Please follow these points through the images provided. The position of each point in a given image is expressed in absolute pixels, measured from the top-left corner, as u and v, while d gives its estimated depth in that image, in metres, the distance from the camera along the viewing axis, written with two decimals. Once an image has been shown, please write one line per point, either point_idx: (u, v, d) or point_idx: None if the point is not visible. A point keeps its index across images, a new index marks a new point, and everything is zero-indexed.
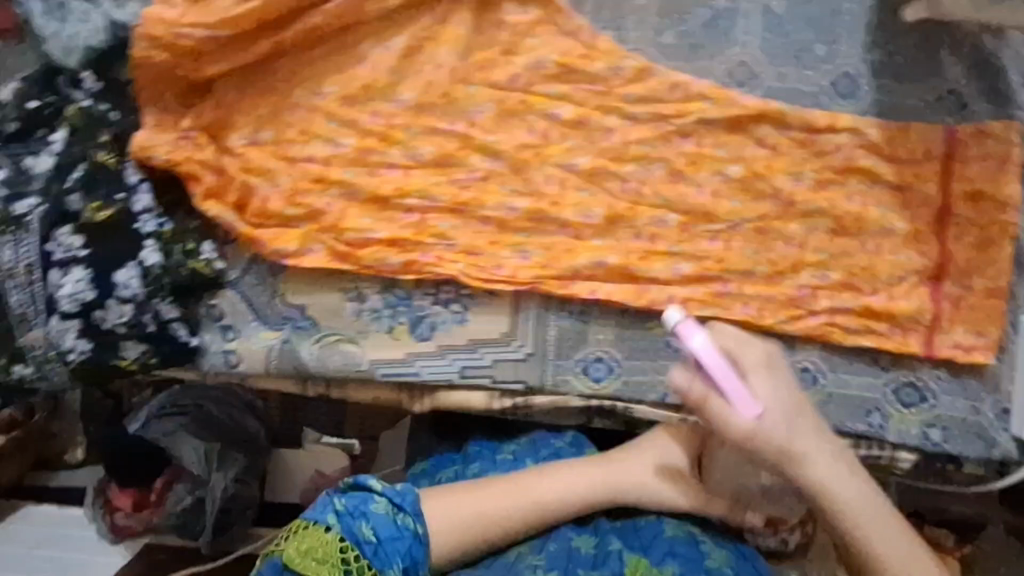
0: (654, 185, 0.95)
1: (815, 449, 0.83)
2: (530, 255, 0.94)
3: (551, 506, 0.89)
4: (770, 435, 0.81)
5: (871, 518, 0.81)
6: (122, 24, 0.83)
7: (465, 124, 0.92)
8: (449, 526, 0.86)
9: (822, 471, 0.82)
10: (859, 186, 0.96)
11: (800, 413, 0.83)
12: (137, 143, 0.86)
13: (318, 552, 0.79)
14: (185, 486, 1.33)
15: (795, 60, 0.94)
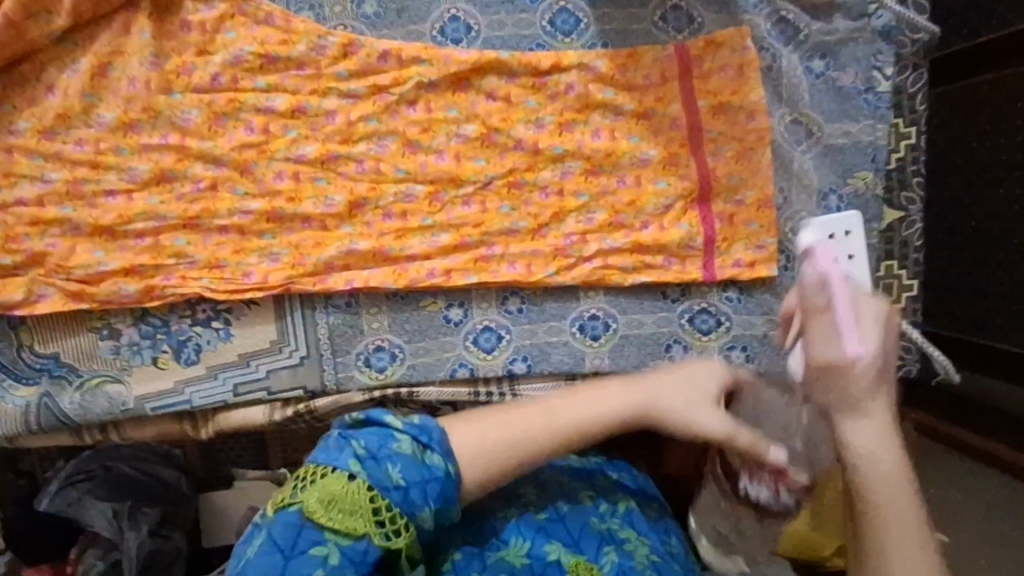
0: (390, 159, 0.91)
1: (883, 432, 0.65)
2: (280, 256, 0.91)
3: (579, 436, 0.71)
4: (839, 365, 0.65)
5: (913, 542, 0.62)
6: None
7: (177, 134, 0.88)
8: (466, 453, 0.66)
9: (870, 436, 0.65)
10: (604, 121, 0.93)
11: (884, 368, 0.65)
12: None
13: (344, 506, 0.58)
14: (96, 551, 1.19)
15: (507, 5, 0.90)
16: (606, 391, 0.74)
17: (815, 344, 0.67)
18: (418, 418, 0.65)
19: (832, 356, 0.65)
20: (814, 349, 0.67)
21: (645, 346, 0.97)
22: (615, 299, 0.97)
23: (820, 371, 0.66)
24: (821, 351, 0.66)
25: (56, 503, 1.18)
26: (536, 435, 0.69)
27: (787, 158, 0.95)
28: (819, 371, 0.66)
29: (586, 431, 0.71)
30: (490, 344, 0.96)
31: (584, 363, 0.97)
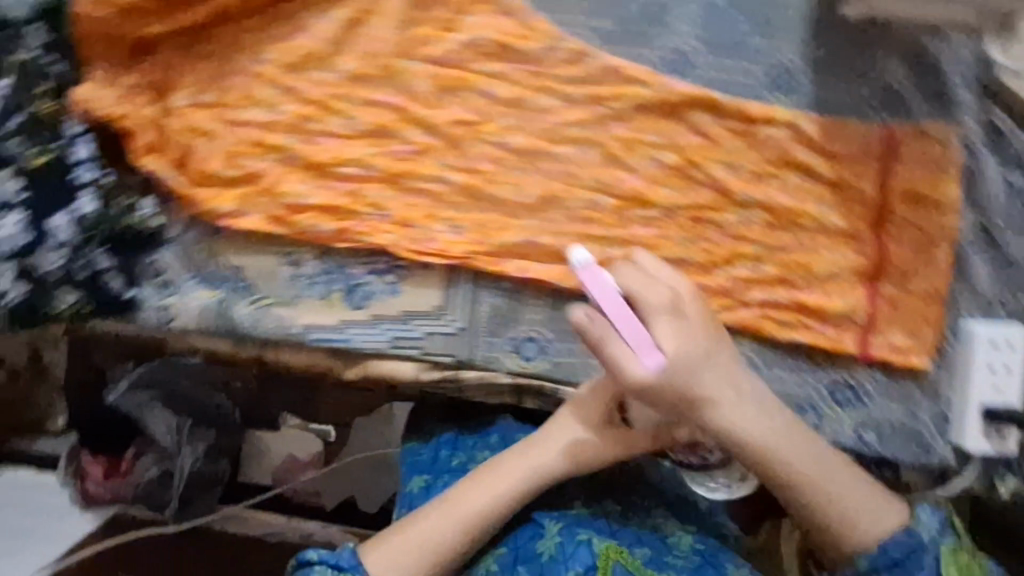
0: (588, 167, 0.96)
1: (704, 374, 0.85)
2: (464, 230, 0.96)
3: (469, 519, 0.89)
4: (702, 379, 0.85)
5: (824, 464, 0.87)
6: None
7: (403, 97, 0.94)
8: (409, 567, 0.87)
9: (796, 464, 0.86)
10: (796, 181, 0.96)
11: (631, 350, 0.83)
12: (78, 97, 0.87)
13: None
14: (150, 458, 1.40)
15: (733, 52, 0.93)
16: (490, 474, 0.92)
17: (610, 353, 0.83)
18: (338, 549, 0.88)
19: (615, 371, 0.83)
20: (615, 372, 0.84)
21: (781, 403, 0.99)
22: (763, 351, 0.99)
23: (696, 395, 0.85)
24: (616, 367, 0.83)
25: (124, 404, 1.36)
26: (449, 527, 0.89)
27: (964, 260, 0.96)
28: (645, 391, 0.84)
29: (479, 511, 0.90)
30: None
31: None
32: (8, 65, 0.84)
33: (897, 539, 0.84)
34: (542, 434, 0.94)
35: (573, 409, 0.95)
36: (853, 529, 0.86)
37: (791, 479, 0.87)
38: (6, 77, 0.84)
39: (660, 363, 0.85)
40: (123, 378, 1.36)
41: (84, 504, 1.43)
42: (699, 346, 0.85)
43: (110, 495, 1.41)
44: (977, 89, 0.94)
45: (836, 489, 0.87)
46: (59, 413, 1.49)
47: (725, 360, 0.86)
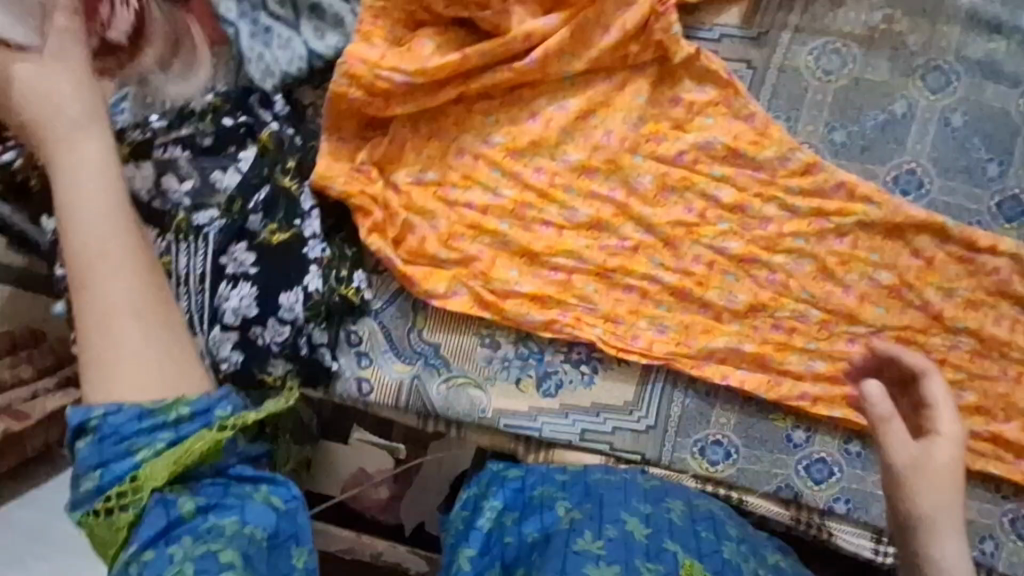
0: (801, 279, 0.95)
1: (939, 498, 0.74)
2: (668, 330, 0.94)
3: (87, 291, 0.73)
4: (918, 508, 0.73)
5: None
6: (319, 54, 0.85)
7: (625, 191, 0.93)
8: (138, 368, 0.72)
9: (954, 565, 0.71)
10: (1009, 311, 0.95)
11: (944, 483, 0.74)
12: (315, 172, 0.87)
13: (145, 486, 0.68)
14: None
15: (965, 176, 0.93)
16: (54, 158, 0.77)
17: (892, 431, 0.76)
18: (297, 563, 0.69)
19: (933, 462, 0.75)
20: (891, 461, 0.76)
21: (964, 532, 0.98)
22: None
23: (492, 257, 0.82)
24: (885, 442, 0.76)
25: None
26: (106, 350, 0.72)
27: None
28: (899, 479, 0.75)
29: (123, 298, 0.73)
30: (822, 476, 0.97)
31: None
32: (260, 138, 0.86)
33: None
34: (98, 254, 0.74)
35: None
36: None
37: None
38: (254, 150, 0.86)
39: (926, 461, 0.75)
40: None
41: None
42: (943, 486, 0.74)
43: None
44: None
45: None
46: None
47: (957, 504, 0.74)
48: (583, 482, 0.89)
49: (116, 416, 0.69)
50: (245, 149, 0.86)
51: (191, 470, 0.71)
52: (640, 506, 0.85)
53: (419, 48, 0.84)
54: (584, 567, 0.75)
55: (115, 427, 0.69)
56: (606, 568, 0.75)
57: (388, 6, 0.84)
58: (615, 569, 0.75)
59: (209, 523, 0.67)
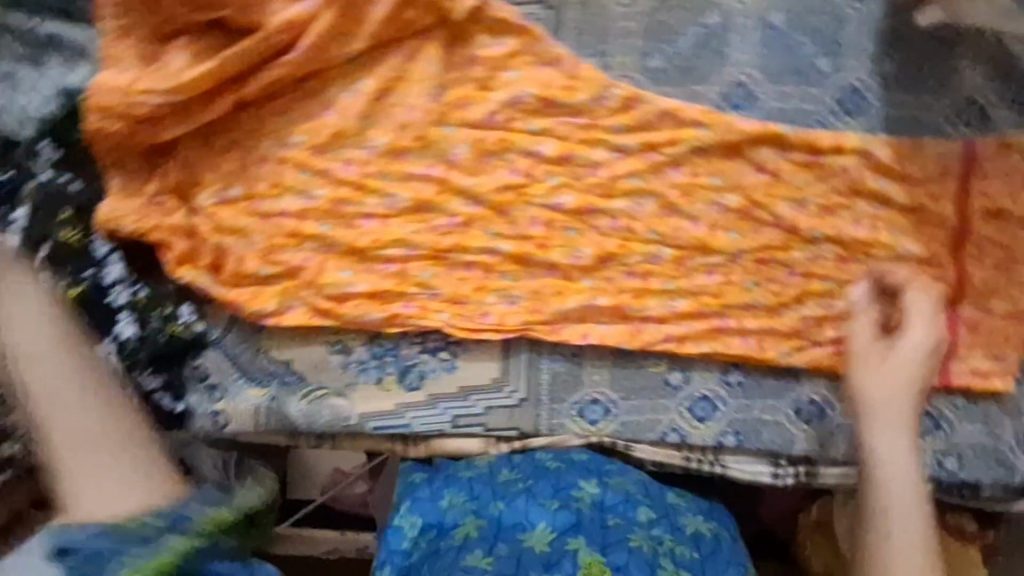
0: (645, 220, 0.90)
1: (888, 393, 0.87)
2: (519, 300, 0.91)
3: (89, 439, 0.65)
4: (870, 393, 0.88)
5: (890, 514, 0.84)
6: (74, 89, 0.83)
7: (443, 166, 0.88)
8: (88, 485, 0.63)
9: (899, 446, 0.86)
10: (868, 209, 0.90)
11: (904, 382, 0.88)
12: (102, 216, 0.84)
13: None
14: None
15: (796, 78, 0.86)
16: None
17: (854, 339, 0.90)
18: None
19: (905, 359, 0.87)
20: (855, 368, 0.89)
21: (858, 438, 0.96)
22: (837, 387, 0.95)
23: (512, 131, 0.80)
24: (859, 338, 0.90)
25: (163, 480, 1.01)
26: None
27: None
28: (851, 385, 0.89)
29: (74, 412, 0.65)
30: (704, 413, 0.95)
31: (793, 446, 0.96)
32: (29, 194, 0.83)
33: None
34: None
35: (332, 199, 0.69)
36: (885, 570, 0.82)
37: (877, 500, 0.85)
38: (26, 208, 0.83)
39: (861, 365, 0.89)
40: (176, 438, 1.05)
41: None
42: (897, 376, 0.87)
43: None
44: None
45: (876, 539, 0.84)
46: None
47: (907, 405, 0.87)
48: (494, 488, 0.90)
49: None
50: (14, 209, 0.83)
51: None
52: (552, 503, 0.88)
53: (171, 62, 0.80)
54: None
55: None
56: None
57: (130, 21, 0.80)
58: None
59: None
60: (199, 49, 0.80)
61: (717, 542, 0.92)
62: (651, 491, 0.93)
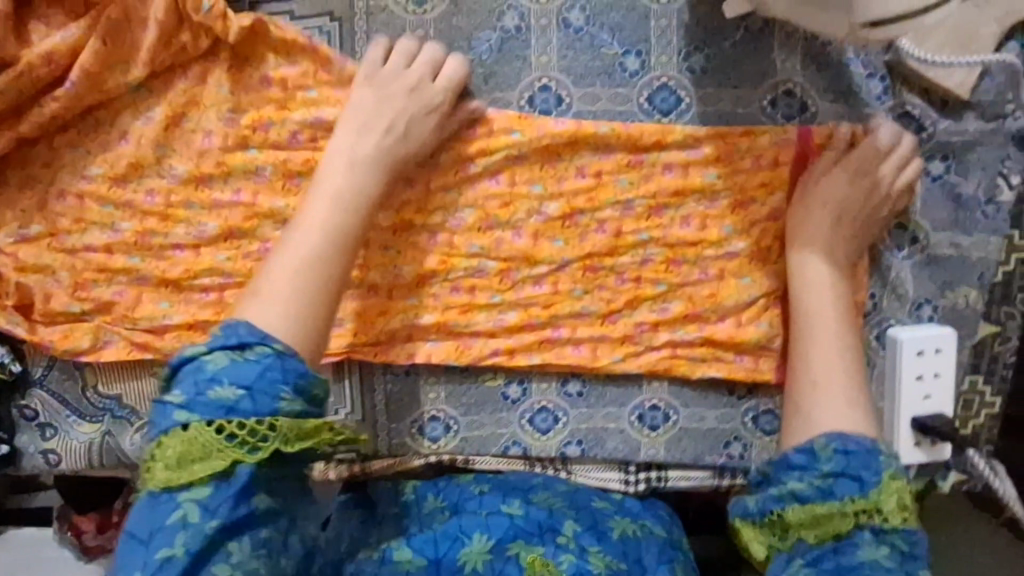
0: (464, 232, 0.88)
1: (819, 250, 0.84)
2: (342, 323, 0.89)
3: (337, 232, 0.79)
4: (815, 299, 0.84)
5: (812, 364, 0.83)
6: None
7: (250, 192, 0.86)
8: (277, 313, 0.75)
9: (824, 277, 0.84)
10: (696, 207, 0.87)
11: (856, 220, 0.84)
12: None
13: (194, 454, 0.68)
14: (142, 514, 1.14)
15: (602, 79, 0.82)
16: None
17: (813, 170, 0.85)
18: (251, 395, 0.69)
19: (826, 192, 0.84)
20: (813, 207, 0.84)
21: (706, 441, 0.94)
22: (680, 391, 0.93)
23: (437, 87, 0.82)
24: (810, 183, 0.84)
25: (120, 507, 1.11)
26: None
27: (885, 265, 0.88)
28: (800, 242, 0.84)
29: (328, 228, 0.79)
30: (547, 425, 0.93)
31: (639, 453, 0.94)
32: None
33: (855, 438, 0.75)
34: None
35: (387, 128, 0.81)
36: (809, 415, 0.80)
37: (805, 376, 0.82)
38: None
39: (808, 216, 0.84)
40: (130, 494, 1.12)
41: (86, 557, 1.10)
42: (845, 217, 0.84)
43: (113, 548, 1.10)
44: (884, 75, 0.83)
45: (807, 404, 0.81)
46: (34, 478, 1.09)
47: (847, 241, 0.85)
48: (415, 518, 0.86)
49: (200, 404, 0.69)
50: None
51: (202, 469, 0.67)
52: (482, 507, 0.86)
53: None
54: None
55: (195, 393, 0.69)
56: None
57: None
58: None
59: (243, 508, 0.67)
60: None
61: (643, 543, 0.87)
62: (579, 501, 0.89)
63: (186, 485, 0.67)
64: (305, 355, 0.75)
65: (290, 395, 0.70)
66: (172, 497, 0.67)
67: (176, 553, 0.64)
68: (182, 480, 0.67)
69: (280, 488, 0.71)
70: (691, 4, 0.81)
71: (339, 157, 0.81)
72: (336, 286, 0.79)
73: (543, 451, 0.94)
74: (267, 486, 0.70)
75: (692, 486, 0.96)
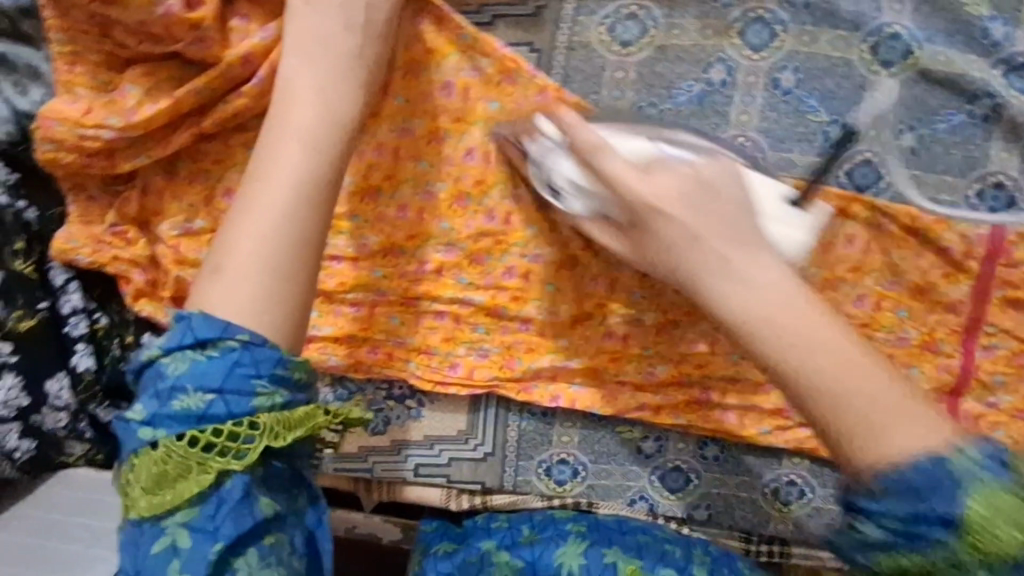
0: (629, 278, 0.85)
1: (710, 244, 0.71)
2: (489, 352, 0.87)
3: (315, 186, 0.67)
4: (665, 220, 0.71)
5: (860, 375, 0.66)
6: (25, 112, 0.79)
7: (415, 209, 0.84)
8: (243, 297, 0.64)
9: (730, 291, 0.70)
10: (875, 285, 0.81)
11: (716, 190, 0.73)
12: (56, 246, 0.82)
13: (173, 473, 0.59)
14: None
15: (803, 144, 0.79)
16: None
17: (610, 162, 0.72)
18: (224, 396, 0.60)
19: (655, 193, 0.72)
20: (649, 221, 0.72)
21: None
22: (820, 470, 0.90)
23: None
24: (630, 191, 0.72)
25: None
26: None
27: None
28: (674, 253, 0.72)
29: (300, 178, 0.67)
30: (677, 484, 0.91)
31: (768, 525, 0.91)
32: None
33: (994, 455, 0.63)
34: None
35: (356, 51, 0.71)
36: (879, 435, 0.64)
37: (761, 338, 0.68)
38: None
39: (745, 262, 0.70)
40: None
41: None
42: (715, 213, 0.71)
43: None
44: None
45: (819, 394, 0.67)
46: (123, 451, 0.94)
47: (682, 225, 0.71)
48: (508, 546, 0.84)
49: (166, 410, 0.60)
50: None
51: (181, 488, 0.59)
52: (572, 526, 0.86)
53: (124, 96, 0.76)
54: None
55: (157, 396, 0.61)
56: None
57: (79, 48, 0.75)
58: None
59: (244, 524, 0.60)
60: (157, 80, 0.76)
61: None
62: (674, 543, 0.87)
63: (168, 510, 0.59)
64: (290, 327, 0.65)
65: (268, 388, 0.62)
66: (155, 523, 0.59)
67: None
68: (166, 504, 0.59)
69: (278, 485, 0.64)
70: (910, 82, 0.78)
71: (298, 93, 0.69)
72: (319, 242, 0.68)
73: (667, 509, 0.91)
74: (266, 485, 0.62)
75: (815, 565, 0.93)
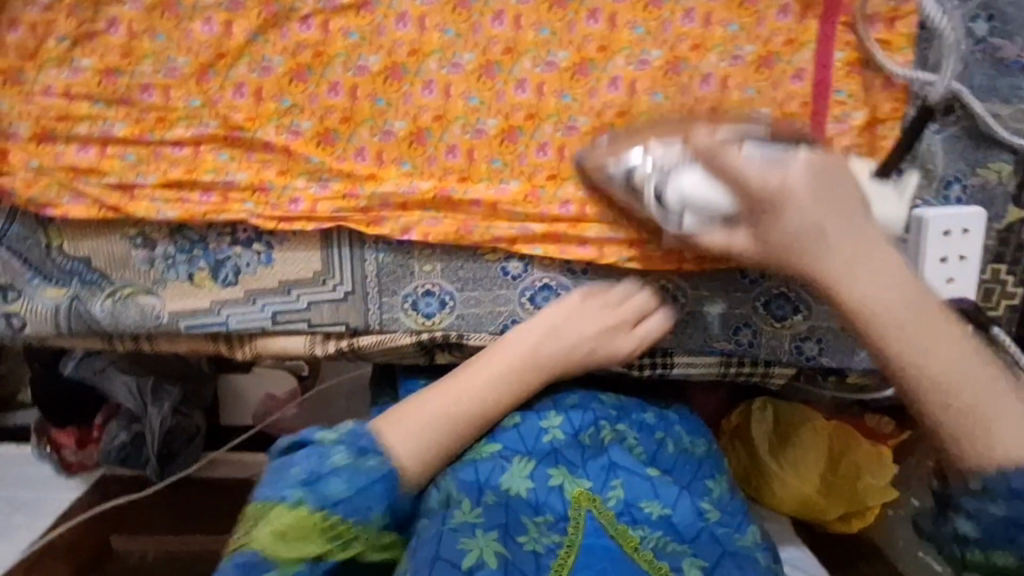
0: (461, 83, 0.81)
1: (835, 230, 0.70)
2: (330, 184, 0.82)
3: (509, 388, 0.82)
4: (795, 214, 0.70)
5: (923, 348, 0.67)
6: None
7: (222, 21, 0.80)
8: (416, 441, 0.78)
9: (841, 270, 0.70)
10: (718, 59, 0.80)
11: (840, 190, 0.70)
12: None
13: (290, 534, 0.71)
14: (120, 422, 1.25)
15: None
16: None
17: (799, 202, 0.70)
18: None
19: (790, 183, 0.69)
20: (779, 207, 0.70)
21: (712, 324, 0.89)
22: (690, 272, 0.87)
23: None
24: (754, 181, 0.70)
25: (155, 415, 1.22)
26: None
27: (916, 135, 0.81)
28: (773, 250, 0.72)
29: (508, 392, 0.82)
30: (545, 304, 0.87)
31: None
32: None
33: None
34: None
35: (590, 292, 0.84)
36: (990, 447, 0.64)
37: (869, 328, 0.69)
38: None
39: (937, 349, 0.66)
40: (162, 408, 1.22)
41: (66, 471, 1.32)
42: (831, 200, 0.70)
43: (93, 461, 1.32)
44: None
45: (917, 377, 0.67)
46: (124, 436, 1.24)
47: (834, 188, 0.70)
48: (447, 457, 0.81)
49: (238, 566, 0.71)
50: None
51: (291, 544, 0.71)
52: (510, 419, 0.84)
53: None
54: (459, 540, 0.71)
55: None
56: (485, 534, 0.72)
57: None
58: (495, 534, 0.72)
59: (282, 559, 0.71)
60: None
61: (701, 463, 0.86)
62: (614, 422, 0.85)
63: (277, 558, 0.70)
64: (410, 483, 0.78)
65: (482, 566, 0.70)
66: (269, 560, 0.70)
67: (266, 511, 0.72)
68: (275, 555, 0.70)
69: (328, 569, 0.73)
70: None
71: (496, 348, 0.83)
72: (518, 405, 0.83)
73: None
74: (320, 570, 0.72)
75: (698, 373, 0.91)
